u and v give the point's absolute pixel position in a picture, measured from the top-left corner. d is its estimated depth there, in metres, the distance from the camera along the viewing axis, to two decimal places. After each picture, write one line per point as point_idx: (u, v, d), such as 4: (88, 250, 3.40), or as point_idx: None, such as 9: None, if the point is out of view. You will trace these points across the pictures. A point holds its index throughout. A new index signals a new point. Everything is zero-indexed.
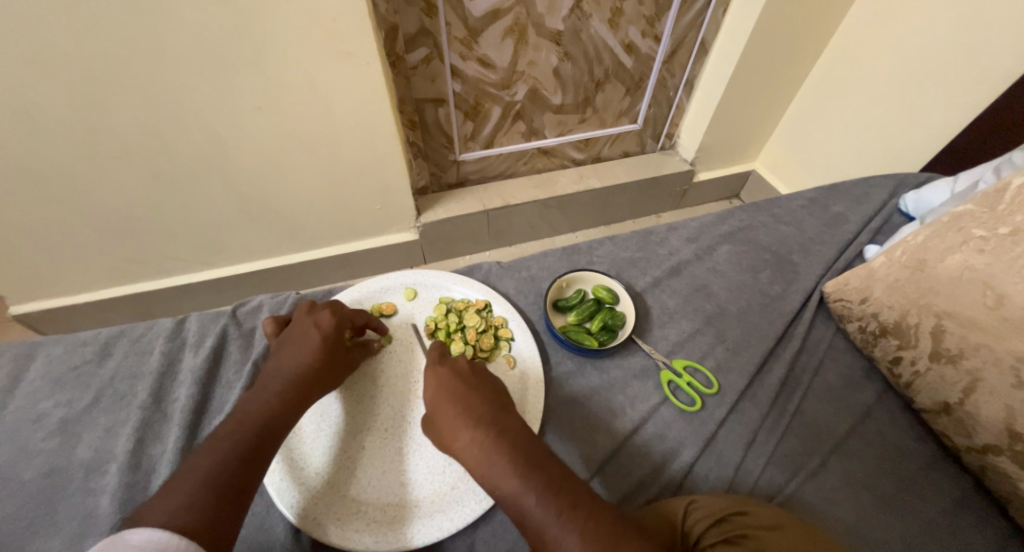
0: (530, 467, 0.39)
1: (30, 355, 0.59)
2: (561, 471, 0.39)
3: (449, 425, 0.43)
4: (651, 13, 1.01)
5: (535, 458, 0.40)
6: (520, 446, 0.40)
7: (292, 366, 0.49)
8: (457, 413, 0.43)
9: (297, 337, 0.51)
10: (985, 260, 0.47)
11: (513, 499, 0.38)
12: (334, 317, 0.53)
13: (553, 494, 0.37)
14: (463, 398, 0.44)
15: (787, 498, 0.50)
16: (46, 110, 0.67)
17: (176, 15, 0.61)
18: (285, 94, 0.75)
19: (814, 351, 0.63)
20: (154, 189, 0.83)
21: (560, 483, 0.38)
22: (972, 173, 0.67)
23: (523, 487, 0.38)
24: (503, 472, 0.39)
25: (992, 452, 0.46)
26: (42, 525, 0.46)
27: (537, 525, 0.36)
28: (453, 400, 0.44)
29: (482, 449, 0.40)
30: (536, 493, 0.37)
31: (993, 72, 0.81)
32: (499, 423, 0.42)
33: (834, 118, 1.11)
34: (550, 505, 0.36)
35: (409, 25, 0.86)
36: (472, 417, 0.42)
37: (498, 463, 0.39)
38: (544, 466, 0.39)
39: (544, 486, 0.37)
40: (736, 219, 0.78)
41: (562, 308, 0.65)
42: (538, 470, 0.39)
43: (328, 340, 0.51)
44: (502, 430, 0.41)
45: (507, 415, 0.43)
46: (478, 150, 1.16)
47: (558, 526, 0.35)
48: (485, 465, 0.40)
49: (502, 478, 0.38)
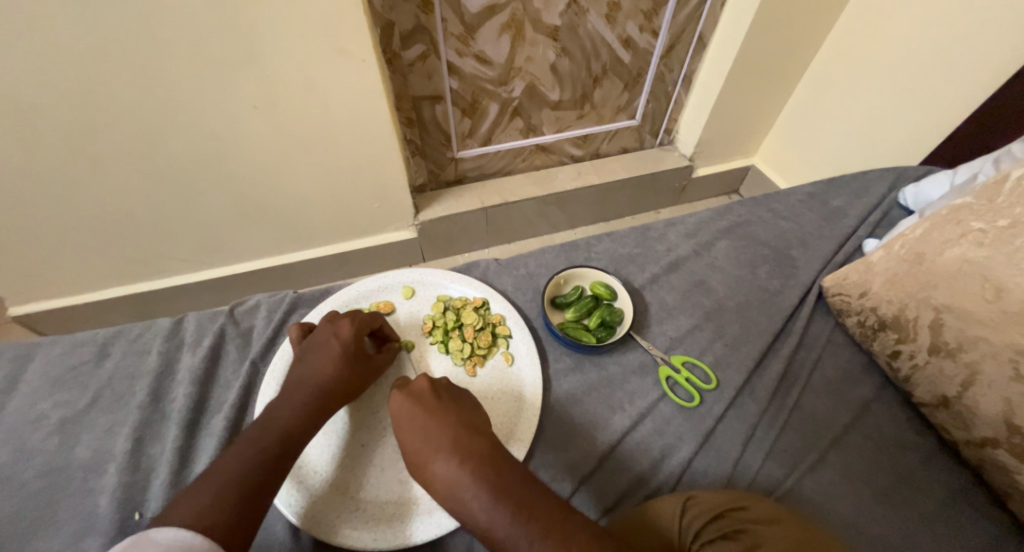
0: (497, 495, 0.38)
1: (27, 356, 0.59)
2: (531, 494, 0.38)
3: (417, 455, 0.43)
4: (648, 7, 1.00)
5: (502, 483, 0.39)
6: (486, 471, 0.39)
7: (315, 376, 0.49)
8: (419, 443, 0.43)
9: (319, 347, 0.52)
10: (983, 253, 0.46)
11: (482, 528, 0.37)
12: (353, 326, 0.53)
13: (524, 519, 0.36)
14: (423, 427, 0.43)
15: (786, 492, 0.50)
16: (40, 110, 0.67)
17: (169, 14, 0.61)
18: (280, 91, 0.75)
19: (813, 346, 0.62)
20: (151, 189, 0.83)
21: (530, 508, 0.37)
22: (970, 166, 0.66)
23: (491, 516, 0.37)
24: (471, 503, 0.38)
25: (990, 445, 0.46)
26: (42, 525, 0.47)
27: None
28: (414, 430, 0.44)
29: (449, 479, 0.40)
30: (505, 521, 0.36)
31: (993, 63, 0.80)
32: (463, 448, 0.41)
33: (833, 112, 1.10)
34: (520, 531, 0.36)
35: (406, 21, 0.85)
36: (434, 445, 0.42)
37: (464, 493, 0.39)
38: (513, 491, 0.38)
39: (510, 513, 0.37)
40: (734, 214, 0.78)
41: (560, 304, 0.65)
42: (505, 495, 0.38)
43: (348, 350, 0.51)
44: (467, 456, 0.41)
45: (473, 438, 0.42)
46: (476, 148, 1.16)
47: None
48: (453, 496, 0.39)
49: (472, 510, 0.38)
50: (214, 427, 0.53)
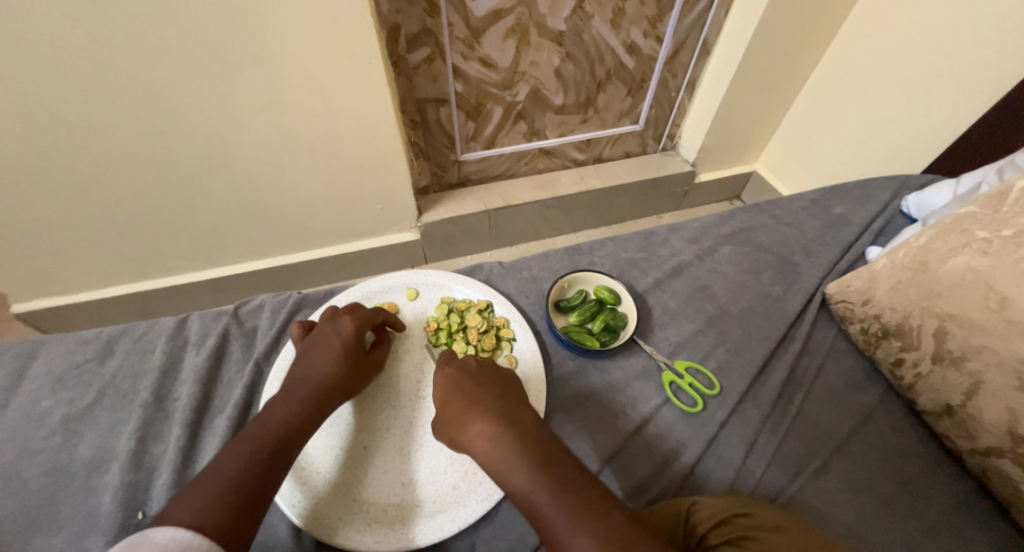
0: (541, 466, 0.38)
1: (31, 353, 0.59)
2: (574, 472, 0.38)
3: (459, 421, 0.43)
4: (653, 13, 1.01)
5: (546, 456, 0.39)
6: (530, 442, 0.40)
7: (315, 374, 0.49)
8: (466, 409, 0.44)
9: (319, 344, 0.52)
10: (987, 262, 0.47)
11: (523, 495, 0.37)
12: (354, 323, 0.53)
13: (567, 491, 0.37)
14: (471, 395, 0.45)
15: (789, 500, 0.50)
16: (46, 107, 0.67)
17: (178, 18, 0.62)
18: (286, 93, 0.75)
19: (816, 352, 0.63)
20: (155, 188, 0.83)
21: (574, 485, 0.37)
22: (973, 175, 0.67)
23: (533, 485, 0.37)
24: (514, 471, 0.38)
25: (994, 454, 0.46)
26: (43, 524, 0.46)
27: (548, 526, 0.36)
28: (461, 397, 0.45)
29: (492, 444, 0.41)
30: (549, 491, 0.37)
31: (995, 74, 0.81)
32: (508, 418, 0.42)
33: (836, 120, 1.11)
34: (562, 504, 0.36)
35: (412, 25, 0.86)
36: (480, 411, 0.43)
37: (508, 459, 0.39)
38: (557, 465, 0.39)
39: (554, 486, 0.37)
40: (738, 220, 0.78)
41: (564, 308, 0.65)
42: (549, 468, 0.38)
43: (348, 348, 0.52)
44: (512, 425, 0.42)
45: (518, 412, 0.43)
46: (480, 150, 1.16)
47: (569, 528, 0.35)
48: (496, 461, 0.40)
49: (514, 476, 0.38)
50: (217, 427, 0.53)
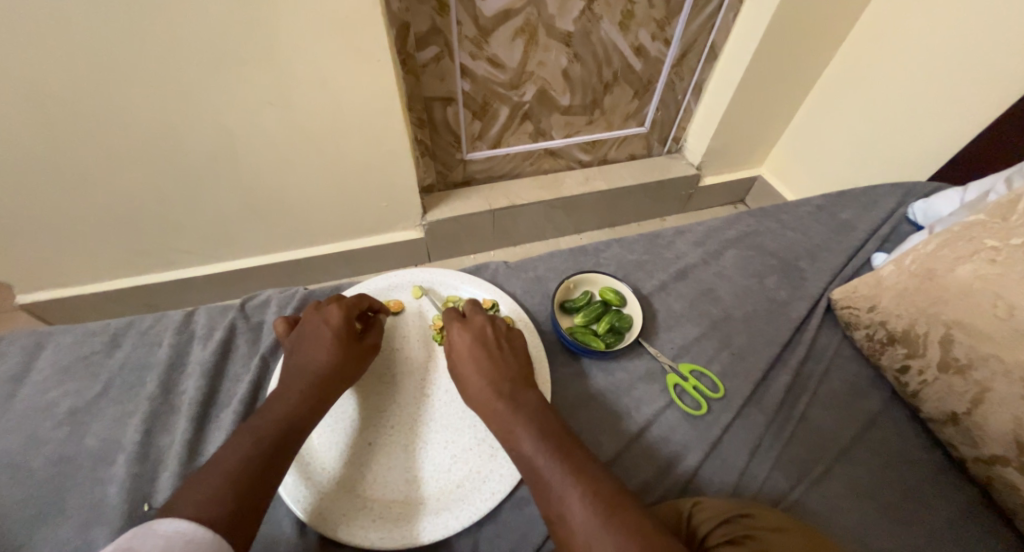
0: (543, 435, 0.43)
1: (38, 344, 0.59)
2: (572, 443, 0.42)
3: (473, 390, 0.48)
4: (661, 16, 1.01)
5: (548, 428, 0.44)
6: (535, 415, 0.45)
7: (311, 365, 0.50)
8: (479, 381, 0.48)
9: (309, 335, 0.52)
10: (996, 270, 0.47)
11: (524, 458, 0.42)
12: (342, 312, 0.54)
13: (563, 458, 0.41)
14: (483, 367, 0.49)
15: (792, 504, 0.50)
16: (57, 99, 0.68)
17: (189, 12, 0.62)
18: (296, 89, 0.76)
19: (821, 358, 0.63)
20: (162, 181, 0.84)
21: (570, 453, 0.41)
22: (981, 183, 0.67)
23: (533, 451, 0.42)
24: (518, 438, 0.43)
25: (999, 463, 0.46)
26: (49, 513, 0.47)
27: (544, 484, 0.40)
28: (474, 369, 0.49)
29: (501, 415, 0.45)
30: (547, 456, 0.41)
31: (1005, 83, 0.80)
32: (517, 394, 0.47)
33: (843, 126, 1.11)
34: (558, 468, 0.40)
35: (421, 23, 0.86)
36: (491, 383, 0.48)
37: (514, 427, 0.44)
38: (557, 436, 0.43)
39: (552, 453, 0.41)
40: (743, 224, 0.78)
41: (569, 309, 0.65)
42: (549, 438, 0.42)
43: (340, 336, 0.52)
44: (520, 399, 0.46)
45: (526, 388, 0.48)
46: (486, 150, 1.16)
47: (562, 487, 0.39)
48: (504, 428, 0.45)
49: (519, 441, 0.43)
50: (224, 421, 0.54)
